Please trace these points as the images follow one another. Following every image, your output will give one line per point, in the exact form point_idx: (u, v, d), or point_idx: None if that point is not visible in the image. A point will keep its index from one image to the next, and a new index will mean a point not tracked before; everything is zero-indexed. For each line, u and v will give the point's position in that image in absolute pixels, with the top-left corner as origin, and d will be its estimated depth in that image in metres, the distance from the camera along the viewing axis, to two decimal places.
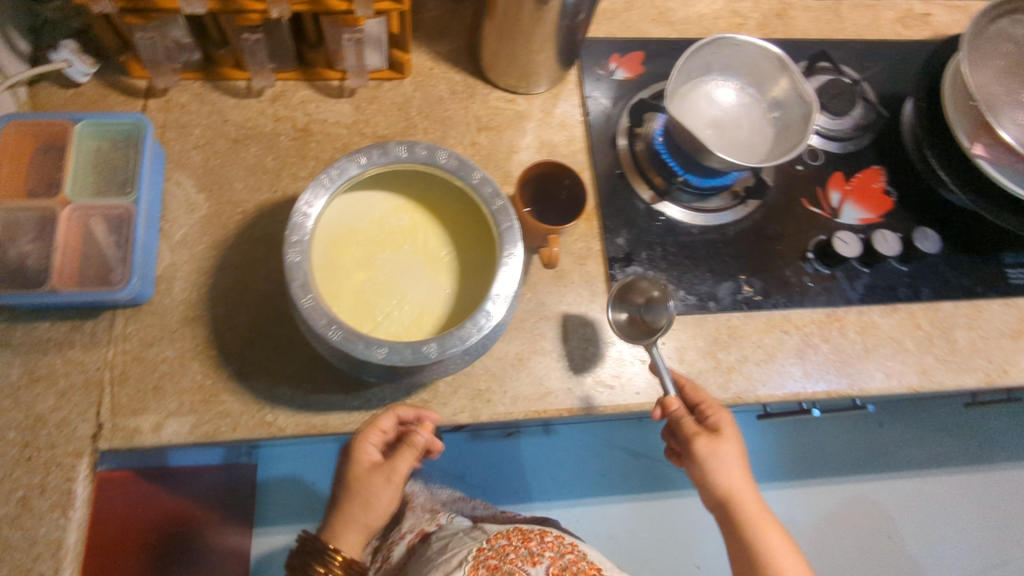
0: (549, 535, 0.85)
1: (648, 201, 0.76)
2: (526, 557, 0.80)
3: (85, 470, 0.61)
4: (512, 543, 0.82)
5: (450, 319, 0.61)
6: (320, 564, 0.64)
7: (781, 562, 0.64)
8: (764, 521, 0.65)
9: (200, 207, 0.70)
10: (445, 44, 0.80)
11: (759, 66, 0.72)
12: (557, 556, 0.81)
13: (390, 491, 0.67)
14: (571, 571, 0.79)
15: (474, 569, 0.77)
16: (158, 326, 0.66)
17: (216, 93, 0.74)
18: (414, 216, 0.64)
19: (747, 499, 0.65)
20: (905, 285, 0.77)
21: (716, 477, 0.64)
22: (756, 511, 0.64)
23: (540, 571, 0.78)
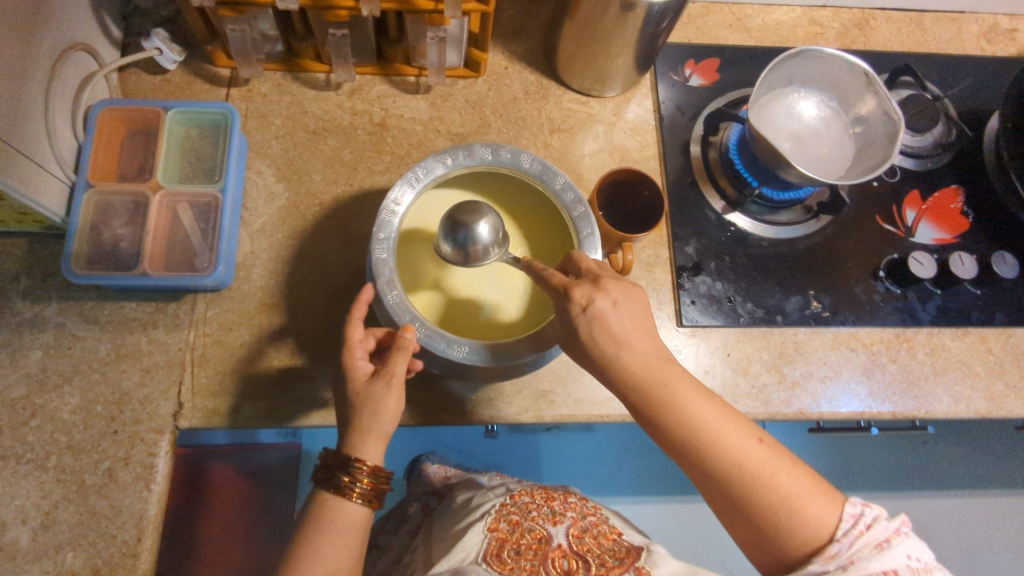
0: (572, 497, 0.71)
1: (719, 211, 0.76)
2: (547, 516, 0.66)
3: (166, 445, 0.64)
4: (536, 500, 0.69)
5: (518, 321, 0.62)
6: (347, 475, 0.54)
7: (698, 417, 0.51)
8: (669, 378, 0.52)
9: (279, 197, 0.72)
10: (520, 43, 0.80)
11: (843, 80, 0.71)
12: (579, 517, 0.66)
13: (398, 393, 0.55)
14: (593, 535, 0.63)
15: (492, 524, 0.65)
16: (237, 312, 0.68)
17: (296, 84, 0.76)
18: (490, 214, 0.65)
19: (643, 359, 0.52)
20: (978, 309, 0.75)
21: (612, 345, 0.51)
22: (657, 374, 0.51)
23: (561, 531, 0.63)
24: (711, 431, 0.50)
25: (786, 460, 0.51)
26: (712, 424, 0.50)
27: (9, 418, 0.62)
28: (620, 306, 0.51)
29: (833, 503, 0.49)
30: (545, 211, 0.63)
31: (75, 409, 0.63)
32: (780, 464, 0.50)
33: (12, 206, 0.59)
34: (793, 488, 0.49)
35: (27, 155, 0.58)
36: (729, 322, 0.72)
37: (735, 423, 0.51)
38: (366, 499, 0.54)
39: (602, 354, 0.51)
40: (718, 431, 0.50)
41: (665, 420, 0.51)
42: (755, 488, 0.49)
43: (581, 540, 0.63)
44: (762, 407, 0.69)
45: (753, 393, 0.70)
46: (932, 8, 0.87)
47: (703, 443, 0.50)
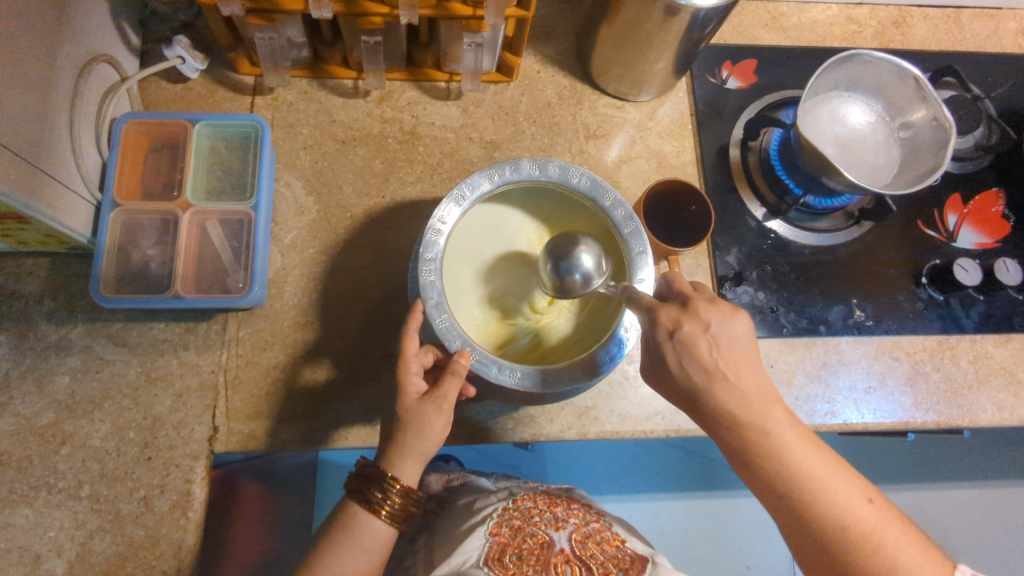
0: (576, 504, 0.65)
1: (759, 217, 0.74)
2: (550, 522, 0.60)
3: (201, 471, 0.62)
4: (539, 505, 0.63)
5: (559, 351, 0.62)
6: (378, 492, 0.53)
7: (808, 465, 0.46)
8: (772, 421, 0.47)
9: (309, 210, 0.69)
10: (552, 46, 0.78)
11: (890, 85, 0.69)
12: (581, 524, 0.61)
13: (447, 416, 0.54)
14: (597, 540, 0.58)
15: (494, 530, 0.59)
16: (270, 331, 0.66)
17: (323, 91, 0.73)
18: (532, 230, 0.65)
19: (751, 397, 0.47)
20: (1021, 315, 0.74)
21: (721, 384, 0.47)
22: (766, 416, 0.47)
23: (563, 538, 0.58)
24: (819, 481, 0.46)
25: (893, 518, 0.47)
26: (823, 477, 0.46)
27: (38, 448, 0.60)
28: (724, 342, 0.48)
29: (938, 566, 0.46)
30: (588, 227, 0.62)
31: (106, 435, 0.61)
32: (888, 524, 0.46)
33: (38, 229, 0.56)
34: (903, 552, 0.46)
35: (52, 176, 0.56)
36: (772, 334, 0.70)
37: (845, 474, 0.47)
38: (393, 518, 0.53)
39: (706, 393, 0.47)
40: (826, 484, 0.46)
41: (772, 465, 0.46)
42: (863, 547, 0.45)
43: (584, 547, 0.58)
44: (806, 420, 0.68)
45: (796, 406, 0.68)
46: (969, 4, 0.85)
47: (809, 496, 0.46)
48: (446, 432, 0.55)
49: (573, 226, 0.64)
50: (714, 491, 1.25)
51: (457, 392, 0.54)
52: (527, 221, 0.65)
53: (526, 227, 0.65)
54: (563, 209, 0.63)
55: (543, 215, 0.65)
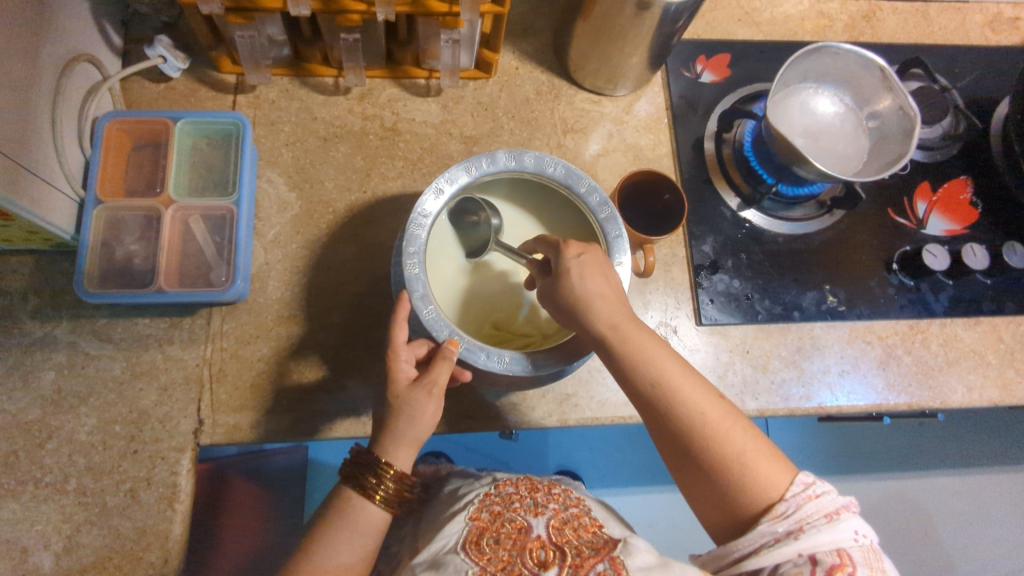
0: (558, 487, 0.63)
1: (734, 207, 0.75)
2: (528, 507, 0.59)
3: (188, 463, 0.63)
4: (519, 490, 0.61)
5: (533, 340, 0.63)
6: (373, 478, 0.54)
7: (660, 367, 0.52)
8: (634, 335, 0.53)
9: (292, 206, 0.70)
10: (530, 42, 0.79)
11: (855, 76, 0.71)
12: (561, 509, 0.59)
13: (437, 402, 0.55)
14: (575, 527, 0.57)
15: (472, 517, 0.58)
16: (254, 324, 0.67)
17: (304, 89, 0.74)
18: (514, 224, 0.66)
19: (616, 319, 0.53)
20: (989, 298, 0.76)
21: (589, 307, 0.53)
22: (627, 330, 0.53)
23: (539, 524, 0.56)
24: (669, 384, 0.52)
25: (738, 422, 0.52)
26: (675, 380, 0.52)
27: (24, 442, 0.60)
28: (592, 270, 0.53)
29: (785, 469, 0.50)
30: (566, 214, 0.64)
31: (92, 429, 0.62)
32: (731, 425, 0.51)
33: (22, 226, 0.57)
34: (743, 446, 0.50)
35: (36, 173, 0.56)
36: (748, 320, 0.72)
37: (697, 381, 0.52)
38: (389, 503, 0.55)
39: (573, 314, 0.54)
40: (677, 387, 0.52)
41: (629, 368, 0.52)
42: (706, 443, 0.50)
43: (561, 532, 0.56)
44: (781, 403, 0.69)
45: (772, 390, 0.70)
46: None
47: (661, 396, 0.51)
48: (438, 417, 0.56)
49: (550, 215, 0.66)
50: None
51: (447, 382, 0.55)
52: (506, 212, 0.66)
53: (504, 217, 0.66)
54: (540, 199, 0.65)
55: (520, 204, 0.66)
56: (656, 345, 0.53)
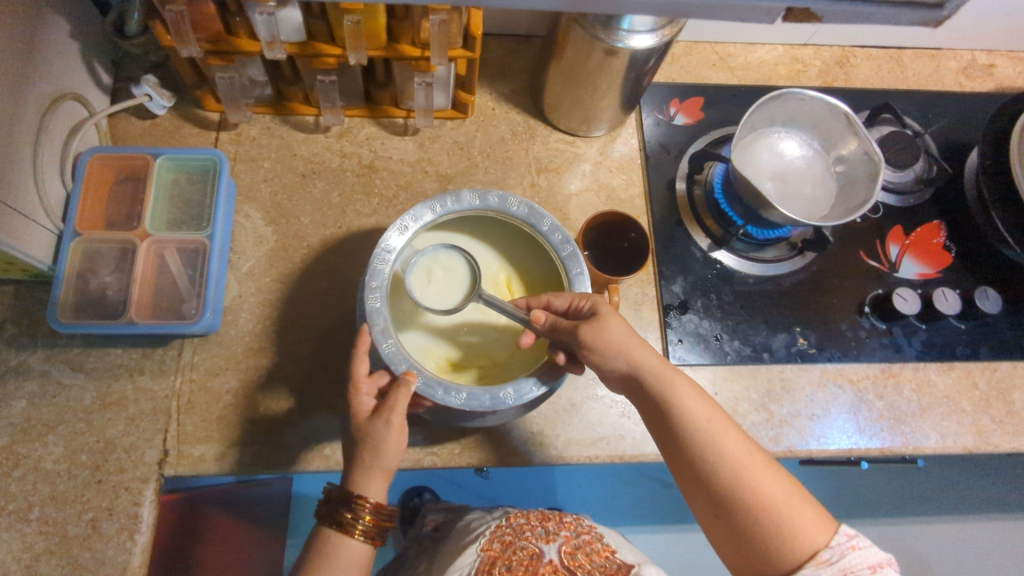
0: (568, 516, 0.74)
1: (704, 248, 0.76)
2: (540, 535, 0.69)
3: (151, 494, 0.63)
4: (531, 521, 0.72)
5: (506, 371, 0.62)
6: (349, 513, 0.54)
7: (695, 410, 0.52)
8: (673, 380, 0.53)
9: (267, 240, 0.72)
10: (508, 84, 0.82)
11: (823, 122, 0.72)
12: (573, 535, 0.69)
13: (398, 431, 0.54)
14: (588, 551, 0.66)
15: (488, 543, 0.68)
16: (224, 356, 0.68)
17: (285, 127, 0.77)
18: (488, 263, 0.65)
19: (653, 364, 0.54)
20: (963, 343, 0.75)
21: (618, 347, 0.54)
22: (666, 372, 0.54)
23: (552, 548, 0.66)
24: (709, 426, 0.51)
25: (778, 471, 0.50)
26: (715, 424, 0.51)
27: None
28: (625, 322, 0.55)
29: (826, 523, 0.48)
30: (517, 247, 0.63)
31: (58, 458, 0.62)
32: (773, 474, 0.50)
33: None
34: (787, 497, 0.48)
35: (14, 206, 0.58)
36: (717, 360, 0.72)
37: (733, 428, 0.52)
38: (369, 536, 0.54)
39: (611, 356, 0.54)
40: (713, 431, 0.51)
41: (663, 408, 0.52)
42: (752, 489, 0.48)
43: (574, 556, 0.65)
44: None
45: None
46: (909, 45, 0.89)
47: (703, 441, 0.51)
48: (404, 446, 0.55)
49: (520, 253, 0.64)
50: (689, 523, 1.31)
51: (405, 414, 0.54)
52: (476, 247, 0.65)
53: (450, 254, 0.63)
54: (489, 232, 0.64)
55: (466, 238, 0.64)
56: (691, 391, 0.53)
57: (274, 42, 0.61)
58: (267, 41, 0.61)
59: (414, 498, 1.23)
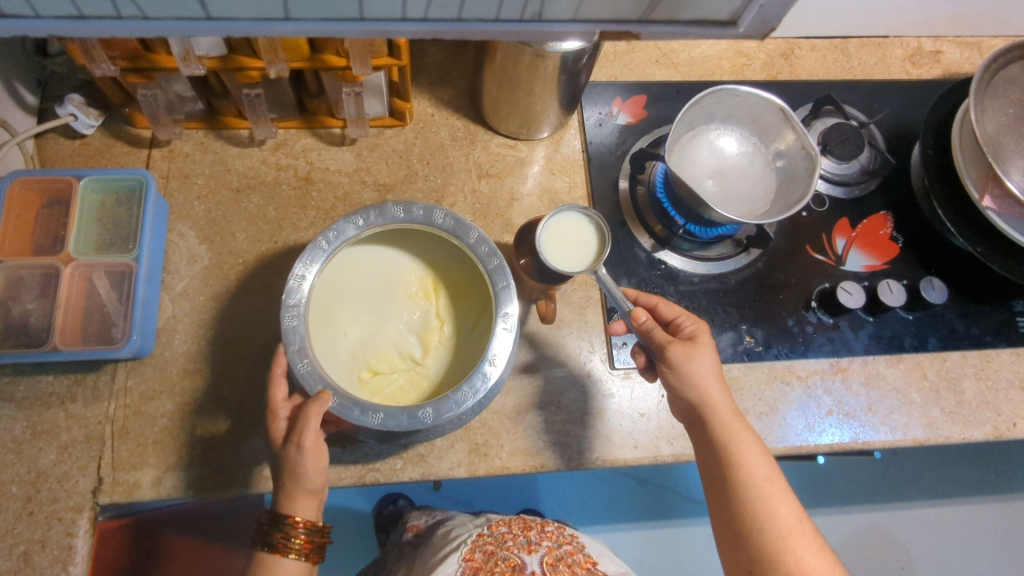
0: (548, 526, 0.85)
1: (648, 249, 0.75)
2: (523, 545, 0.79)
3: (86, 524, 0.61)
4: (512, 531, 0.82)
5: (445, 375, 0.61)
6: (280, 534, 0.56)
7: (756, 470, 0.58)
8: (740, 433, 0.59)
9: (202, 259, 0.71)
10: (447, 89, 0.81)
11: (763, 116, 0.71)
12: (554, 546, 0.80)
13: (313, 448, 0.55)
14: (567, 563, 0.77)
15: (471, 552, 0.78)
16: (158, 379, 0.66)
17: (219, 141, 0.75)
18: (412, 274, 0.63)
19: (724, 413, 0.60)
20: (911, 334, 0.75)
21: (694, 388, 0.60)
22: (734, 423, 0.59)
23: (535, 559, 0.77)
24: (763, 487, 0.57)
25: (817, 546, 0.56)
26: (769, 486, 0.57)
27: None
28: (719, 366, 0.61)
29: None
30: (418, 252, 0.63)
31: None
32: (812, 546, 0.56)
33: None
34: (822, 574, 0.54)
35: None
36: None
37: (786, 495, 0.57)
38: (302, 553, 0.57)
39: (687, 385, 0.60)
40: (768, 493, 0.57)
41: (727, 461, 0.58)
42: (793, 554, 0.55)
43: (554, 567, 0.76)
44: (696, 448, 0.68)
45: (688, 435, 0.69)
46: (855, 34, 0.88)
47: (754, 496, 0.57)
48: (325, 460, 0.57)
49: (426, 255, 0.63)
50: (667, 519, 1.30)
51: (317, 434, 0.55)
52: (398, 256, 0.63)
53: (359, 272, 0.62)
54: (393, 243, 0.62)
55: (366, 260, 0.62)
56: (754, 448, 0.59)
57: (188, 56, 0.60)
58: (180, 54, 0.59)
59: (389, 506, 1.24)
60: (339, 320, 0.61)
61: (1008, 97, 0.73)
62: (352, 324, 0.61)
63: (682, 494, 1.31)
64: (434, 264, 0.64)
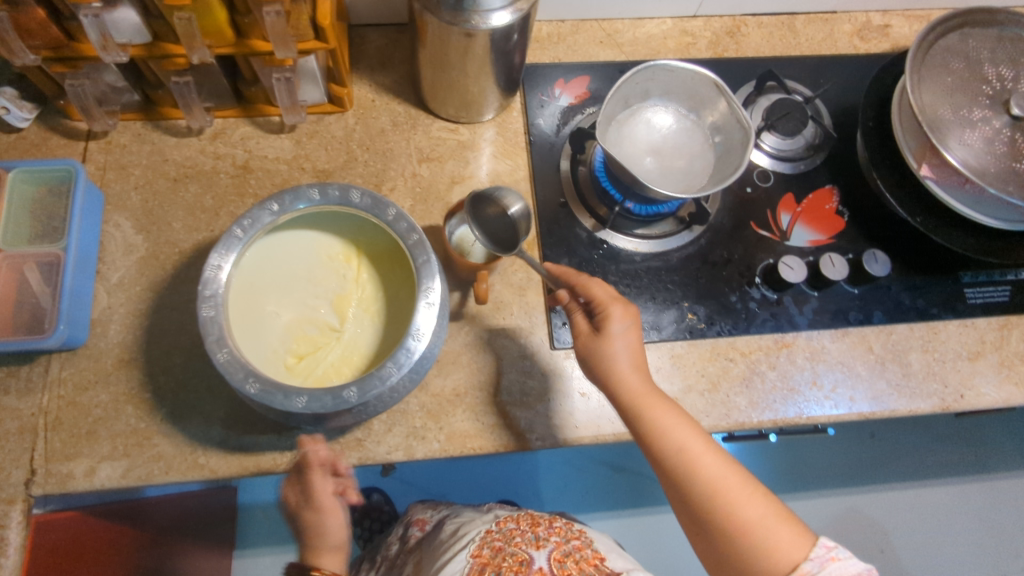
0: (557, 521, 0.83)
1: (590, 228, 0.75)
2: (530, 541, 0.77)
3: (18, 516, 0.61)
4: (520, 527, 0.80)
5: (378, 348, 0.60)
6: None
7: (678, 438, 0.59)
8: (652, 405, 0.60)
9: (138, 249, 0.71)
10: (388, 75, 0.80)
11: (699, 92, 0.71)
12: (562, 542, 0.78)
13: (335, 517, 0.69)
14: (575, 559, 0.75)
15: (478, 549, 0.76)
16: (93, 369, 0.66)
17: (157, 132, 0.75)
18: (327, 253, 0.63)
19: (636, 389, 0.60)
20: (856, 308, 0.74)
21: (609, 366, 0.61)
22: (647, 398, 0.60)
23: (542, 555, 0.75)
24: (688, 453, 0.58)
25: (758, 493, 0.58)
26: (689, 448, 0.59)
27: None
28: (623, 339, 0.62)
29: (804, 536, 0.57)
30: (331, 233, 0.63)
31: None
32: (750, 498, 0.58)
33: None
34: (763, 521, 0.57)
35: None
36: None
37: (716, 456, 0.59)
38: None
39: (603, 365, 0.61)
40: (696, 459, 0.58)
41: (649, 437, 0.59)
42: (730, 509, 0.57)
43: (562, 564, 0.74)
44: None
45: None
46: (802, 11, 0.88)
47: (681, 462, 0.58)
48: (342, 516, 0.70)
49: (342, 233, 0.63)
50: (643, 506, 1.29)
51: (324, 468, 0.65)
52: (315, 239, 0.63)
53: (272, 262, 0.61)
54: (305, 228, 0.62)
55: (278, 248, 0.61)
56: (672, 416, 0.60)
57: (107, 43, 0.60)
58: (98, 41, 0.59)
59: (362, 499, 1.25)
60: (260, 309, 0.60)
61: (948, 65, 0.72)
62: (277, 310, 0.61)
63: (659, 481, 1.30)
64: (350, 240, 0.63)
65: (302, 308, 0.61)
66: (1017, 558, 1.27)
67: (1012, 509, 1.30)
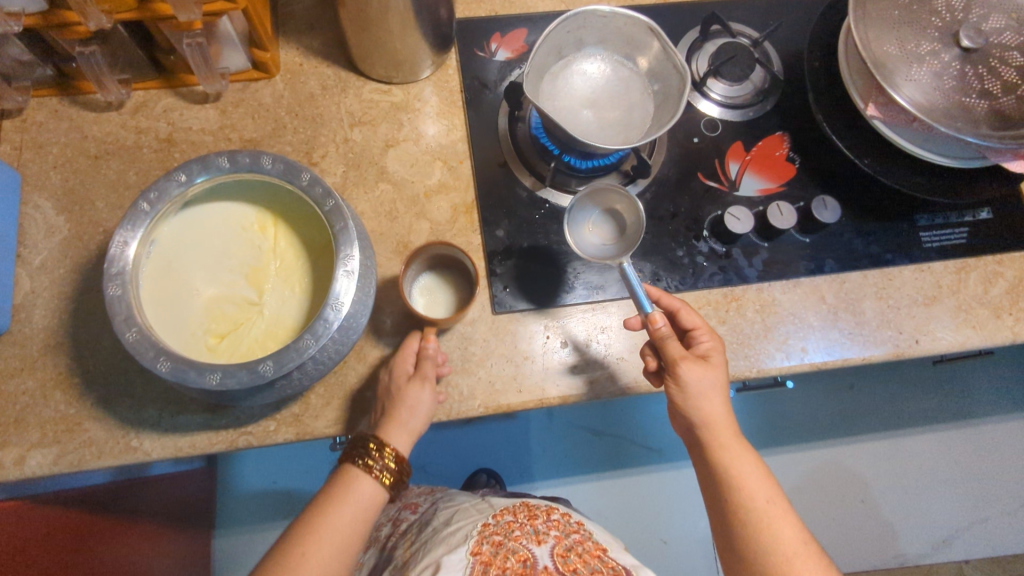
0: (555, 513, 0.80)
1: (530, 188, 0.73)
2: (531, 535, 0.73)
3: None
4: (518, 519, 0.76)
5: (304, 318, 0.59)
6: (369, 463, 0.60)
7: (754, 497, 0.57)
8: (740, 457, 0.59)
9: (60, 230, 0.68)
10: (317, 37, 0.77)
11: (634, 37, 0.68)
12: (562, 535, 0.75)
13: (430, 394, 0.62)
14: (578, 553, 0.71)
15: (478, 543, 0.71)
16: (18, 357, 0.64)
17: (74, 108, 0.72)
18: (243, 227, 0.61)
19: (722, 435, 0.60)
20: (807, 257, 0.72)
21: (698, 405, 0.60)
22: (732, 444, 0.59)
23: (544, 551, 0.71)
24: (767, 510, 0.57)
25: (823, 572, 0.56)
26: (769, 505, 0.57)
27: None
28: (714, 389, 0.60)
29: None
30: (246, 206, 0.61)
31: None
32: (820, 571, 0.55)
33: None
34: None
35: None
36: (548, 302, 0.69)
37: (790, 521, 0.57)
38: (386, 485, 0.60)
39: (691, 401, 0.60)
40: (771, 518, 0.57)
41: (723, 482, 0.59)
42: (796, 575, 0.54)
43: (566, 559, 0.70)
44: (584, 387, 0.66)
45: (573, 375, 0.67)
46: None
47: (756, 515, 0.57)
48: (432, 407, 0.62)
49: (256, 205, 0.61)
50: (621, 469, 1.28)
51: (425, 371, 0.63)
52: (230, 214, 0.60)
53: (185, 241, 0.59)
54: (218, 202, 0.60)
55: (190, 225, 0.59)
56: (750, 467, 0.59)
57: None
58: None
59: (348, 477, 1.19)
60: (179, 290, 0.58)
61: None
62: (193, 288, 0.59)
63: (638, 442, 1.29)
64: (266, 211, 0.61)
65: (223, 287, 0.59)
66: (996, 503, 1.28)
67: (995, 454, 1.29)
